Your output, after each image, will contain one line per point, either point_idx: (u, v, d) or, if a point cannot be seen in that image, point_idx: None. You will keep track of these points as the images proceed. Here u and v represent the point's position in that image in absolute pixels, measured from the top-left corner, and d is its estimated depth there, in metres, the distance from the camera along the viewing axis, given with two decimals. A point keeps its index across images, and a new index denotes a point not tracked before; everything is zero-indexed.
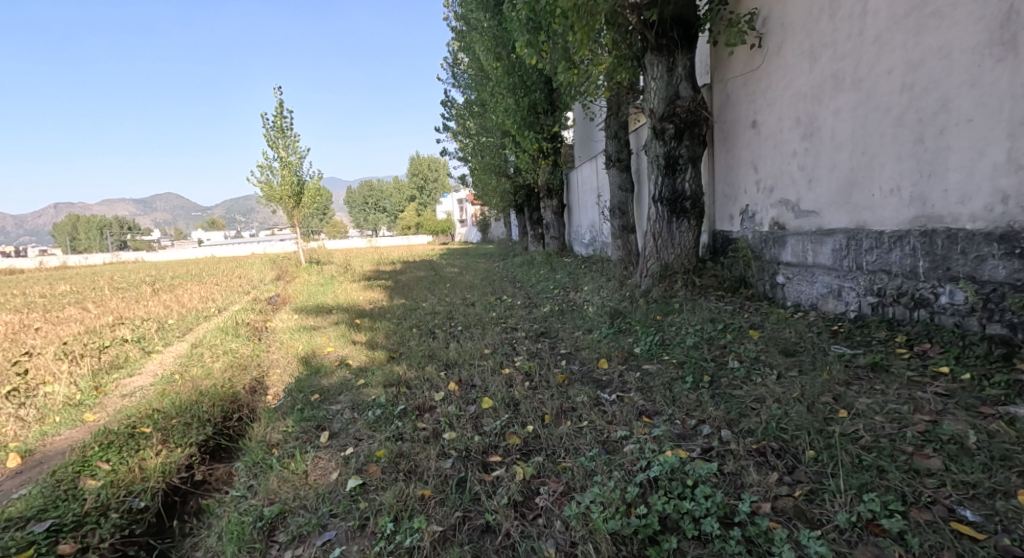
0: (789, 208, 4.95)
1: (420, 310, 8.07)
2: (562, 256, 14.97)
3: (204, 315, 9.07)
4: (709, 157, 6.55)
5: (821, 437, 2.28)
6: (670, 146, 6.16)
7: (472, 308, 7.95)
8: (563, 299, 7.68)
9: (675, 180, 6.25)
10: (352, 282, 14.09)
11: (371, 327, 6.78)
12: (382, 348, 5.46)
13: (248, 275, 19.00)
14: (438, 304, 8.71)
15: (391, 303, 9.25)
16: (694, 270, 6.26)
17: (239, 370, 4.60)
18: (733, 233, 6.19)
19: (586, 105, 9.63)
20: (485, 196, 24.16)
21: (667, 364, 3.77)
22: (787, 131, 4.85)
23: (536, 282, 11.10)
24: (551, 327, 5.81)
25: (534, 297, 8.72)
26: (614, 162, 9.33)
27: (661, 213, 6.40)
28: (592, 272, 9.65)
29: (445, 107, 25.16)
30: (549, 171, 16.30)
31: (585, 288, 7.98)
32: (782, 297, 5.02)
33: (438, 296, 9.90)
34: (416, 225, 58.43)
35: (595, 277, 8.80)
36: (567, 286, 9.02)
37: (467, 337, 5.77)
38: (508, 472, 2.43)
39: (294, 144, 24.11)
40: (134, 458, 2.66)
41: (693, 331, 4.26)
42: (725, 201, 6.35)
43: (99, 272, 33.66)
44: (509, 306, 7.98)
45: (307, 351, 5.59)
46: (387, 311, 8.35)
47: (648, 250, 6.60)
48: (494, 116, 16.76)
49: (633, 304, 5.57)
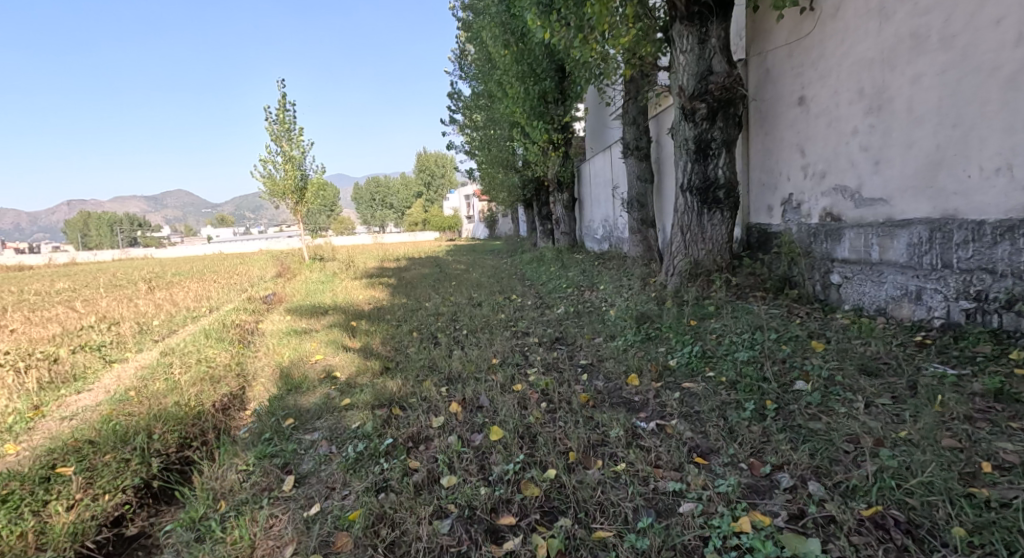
0: (846, 195, 4.27)
1: (422, 312, 7.44)
2: (573, 252, 14.30)
3: (193, 315, 8.51)
4: (743, 141, 5.85)
5: (970, 510, 1.71)
6: (702, 128, 5.50)
7: (479, 309, 7.32)
8: (578, 299, 7.03)
9: (707, 166, 5.58)
10: (355, 279, 13.52)
11: (367, 331, 6.16)
12: (377, 357, 4.86)
13: (249, 272, 18.50)
14: (442, 305, 8.08)
15: (391, 304, 8.64)
16: (729, 268, 5.59)
17: (208, 383, 3.99)
18: (772, 226, 5.51)
19: (602, 88, 8.94)
20: (493, 191, 23.52)
21: (713, 382, 3.14)
22: (845, 106, 4.16)
23: (547, 280, 10.45)
24: (568, 332, 5.19)
25: (546, 297, 8.09)
26: (633, 150, 8.64)
27: (691, 203, 5.73)
28: (608, 270, 8.99)
29: (452, 99, 24.46)
30: (560, 163, 15.61)
31: (601, 287, 7.34)
32: (836, 299, 4.36)
33: (442, 295, 9.27)
34: (423, 220, 57.87)
35: (612, 275, 8.15)
36: (581, 285, 8.37)
37: (474, 344, 5.14)
38: (526, 548, 1.84)
39: (298, 137, 23.61)
40: (33, 519, 2.11)
41: (739, 341, 3.62)
42: (763, 190, 5.66)
43: (103, 268, 33.35)
44: (519, 307, 7.34)
45: (292, 359, 4.99)
46: (388, 312, 7.75)
47: (676, 245, 5.93)
48: (502, 106, 16.11)
49: (660, 307, 4.93)
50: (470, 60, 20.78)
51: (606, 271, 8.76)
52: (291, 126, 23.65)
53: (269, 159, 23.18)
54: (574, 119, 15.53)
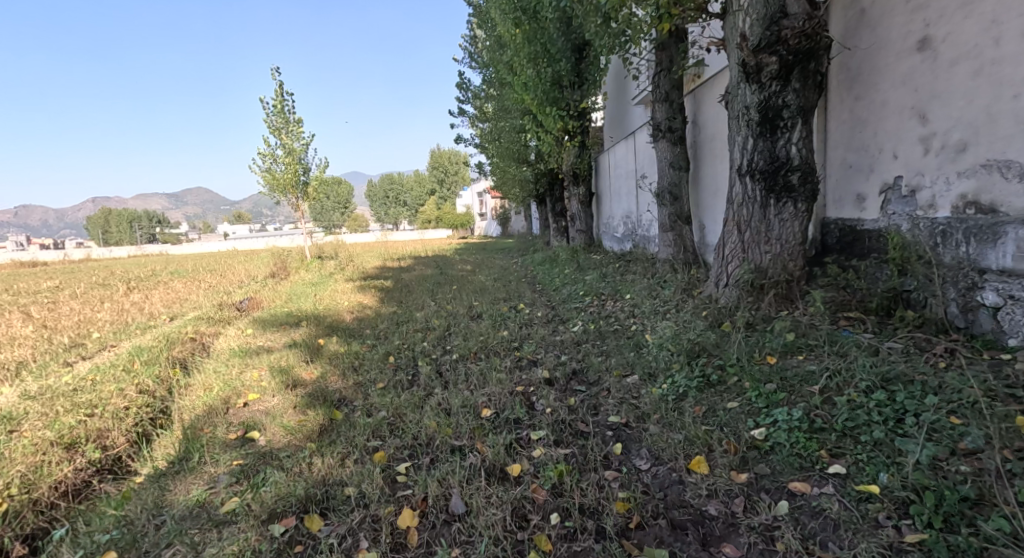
0: (1006, 174, 2.98)
1: (410, 325, 6.21)
2: (589, 252, 12.97)
3: (149, 323, 7.41)
4: (822, 108, 4.45)
5: None
6: (770, 91, 4.15)
7: (479, 323, 6.08)
8: (599, 313, 5.75)
9: (777, 142, 4.21)
10: (349, 281, 12.36)
11: (335, 352, 4.96)
12: (332, 397, 3.65)
13: (244, 271, 17.52)
14: (437, 315, 6.86)
15: (378, 312, 7.46)
16: (804, 277, 4.22)
17: (77, 440, 2.85)
18: (863, 222, 4.14)
19: (627, 59, 7.56)
20: (504, 186, 22.23)
21: (853, 498, 1.89)
22: (1013, 39, 2.88)
23: (561, 284, 9.17)
24: (588, 363, 3.94)
25: (559, 307, 6.83)
26: (664, 132, 7.29)
27: (753, 193, 4.39)
28: (633, 277, 7.68)
29: (462, 90, 23.18)
30: (575, 154, 14.29)
31: (627, 298, 6.06)
32: (991, 328, 3.02)
33: (440, 302, 8.05)
34: (434, 218, 56.78)
35: (638, 283, 6.85)
36: (603, 293, 7.09)
37: (464, 381, 3.90)
38: None
39: (299, 129, 22.60)
40: None
41: (868, 403, 2.30)
42: (851, 174, 4.27)
43: (107, 265, 32.93)
44: (527, 321, 6.10)
45: (222, 392, 3.81)
46: (369, 324, 6.54)
47: (730, 248, 4.59)
48: (513, 93, 14.82)
49: (716, 334, 3.66)
50: (480, 46, 19.55)
51: (631, 277, 7.45)
52: (292, 117, 22.62)
53: (269, 152, 22.19)
54: (593, 107, 14.17)
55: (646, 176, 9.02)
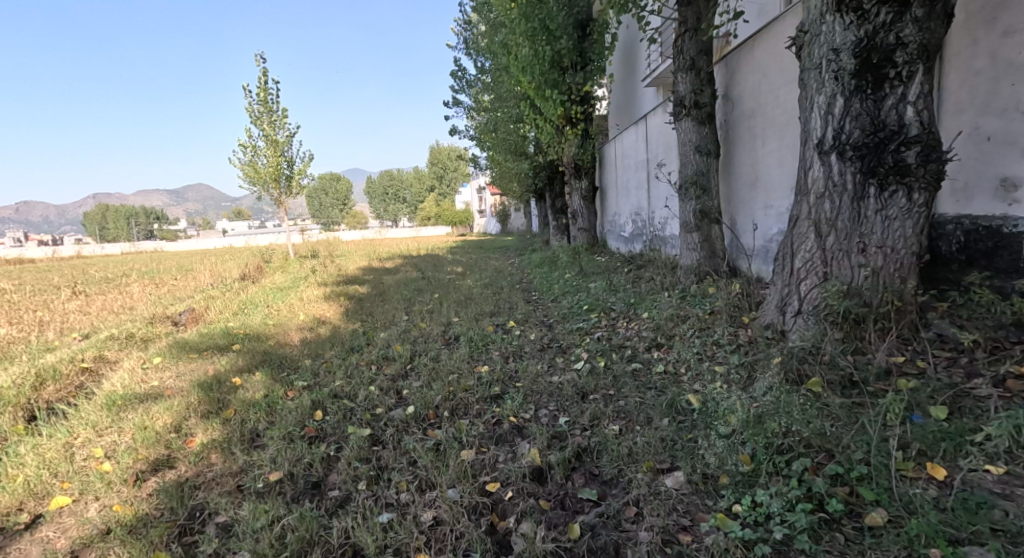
0: None
1: (367, 354, 4.86)
2: (593, 255, 11.59)
3: (52, 343, 6.02)
4: (943, 55, 3.06)
5: None
6: (877, 22, 2.74)
7: (455, 353, 4.72)
8: (610, 344, 4.41)
9: (884, 102, 2.81)
10: (321, 286, 10.95)
11: (246, 399, 3.61)
12: (186, 503, 2.27)
13: (216, 272, 16.12)
14: (406, 338, 5.49)
15: (337, 332, 6.10)
16: (921, 304, 2.85)
17: None
18: (1013, 222, 2.83)
19: (643, 18, 6.15)
20: (501, 181, 20.84)
21: None
22: None
23: (560, 294, 7.83)
24: (602, 440, 2.61)
25: (558, 328, 5.50)
26: (688, 110, 5.92)
27: (844, 179, 2.97)
28: (648, 290, 6.33)
29: (457, 78, 21.70)
30: (578, 144, 12.88)
31: (648, 325, 4.72)
32: None
33: (415, 317, 6.69)
34: (432, 216, 55.18)
35: (658, 300, 5.51)
36: (612, 311, 5.76)
37: (414, 466, 2.56)
38: None
39: (282, 119, 21.18)
40: None
41: None
42: (992, 150, 2.88)
43: (88, 262, 31.56)
44: (518, 351, 4.74)
45: (24, 479, 2.47)
46: (317, 349, 5.18)
47: (803, 259, 3.18)
48: (509, 76, 13.41)
49: (804, 406, 2.34)
50: (476, 31, 18.16)
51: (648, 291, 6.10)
52: (275, 107, 21.19)
53: (251, 144, 20.80)
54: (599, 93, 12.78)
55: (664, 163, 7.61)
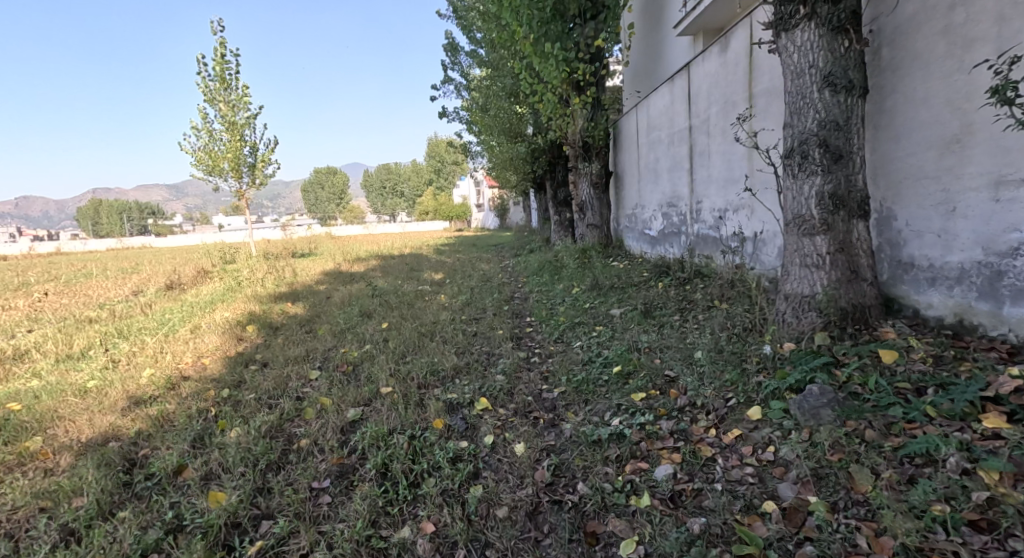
0: None
1: (150, 515, 2.19)
2: (607, 260, 8.92)
3: None
4: None
5: None
6: None
7: (341, 532, 2.07)
8: (716, 539, 1.81)
9: None
10: (246, 303, 8.24)
11: None
12: None
13: (150, 278, 13.50)
14: (275, 445, 2.83)
15: (170, 416, 3.41)
16: None
17: None
18: None
19: None
20: (496, 171, 18.08)
21: None
22: None
23: (567, 329, 5.19)
24: None
25: (569, 427, 2.87)
26: (813, 6, 3.18)
27: None
28: (723, 340, 3.70)
29: (447, 51, 18.77)
30: (588, 117, 10.13)
31: (789, 469, 2.07)
32: None
33: (327, 378, 4.03)
34: (427, 210, 52.36)
35: (763, 376, 2.89)
36: (669, 387, 3.13)
37: None
38: None
39: (241, 96, 18.39)
40: None
41: None
42: None
43: (46, 259, 29.01)
44: (485, 526, 2.09)
45: None
46: (64, 481, 2.50)
47: None
48: (500, 31, 10.62)
49: None
50: None
51: (726, 349, 3.47)
52: (233, 84, 18.33)
53: (206, 125, 18.10)
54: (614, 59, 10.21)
55: (746, 125, 4.92)
